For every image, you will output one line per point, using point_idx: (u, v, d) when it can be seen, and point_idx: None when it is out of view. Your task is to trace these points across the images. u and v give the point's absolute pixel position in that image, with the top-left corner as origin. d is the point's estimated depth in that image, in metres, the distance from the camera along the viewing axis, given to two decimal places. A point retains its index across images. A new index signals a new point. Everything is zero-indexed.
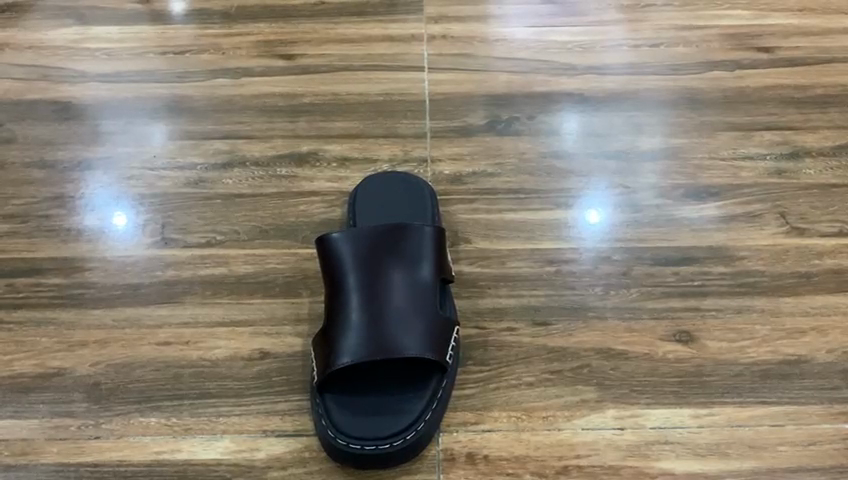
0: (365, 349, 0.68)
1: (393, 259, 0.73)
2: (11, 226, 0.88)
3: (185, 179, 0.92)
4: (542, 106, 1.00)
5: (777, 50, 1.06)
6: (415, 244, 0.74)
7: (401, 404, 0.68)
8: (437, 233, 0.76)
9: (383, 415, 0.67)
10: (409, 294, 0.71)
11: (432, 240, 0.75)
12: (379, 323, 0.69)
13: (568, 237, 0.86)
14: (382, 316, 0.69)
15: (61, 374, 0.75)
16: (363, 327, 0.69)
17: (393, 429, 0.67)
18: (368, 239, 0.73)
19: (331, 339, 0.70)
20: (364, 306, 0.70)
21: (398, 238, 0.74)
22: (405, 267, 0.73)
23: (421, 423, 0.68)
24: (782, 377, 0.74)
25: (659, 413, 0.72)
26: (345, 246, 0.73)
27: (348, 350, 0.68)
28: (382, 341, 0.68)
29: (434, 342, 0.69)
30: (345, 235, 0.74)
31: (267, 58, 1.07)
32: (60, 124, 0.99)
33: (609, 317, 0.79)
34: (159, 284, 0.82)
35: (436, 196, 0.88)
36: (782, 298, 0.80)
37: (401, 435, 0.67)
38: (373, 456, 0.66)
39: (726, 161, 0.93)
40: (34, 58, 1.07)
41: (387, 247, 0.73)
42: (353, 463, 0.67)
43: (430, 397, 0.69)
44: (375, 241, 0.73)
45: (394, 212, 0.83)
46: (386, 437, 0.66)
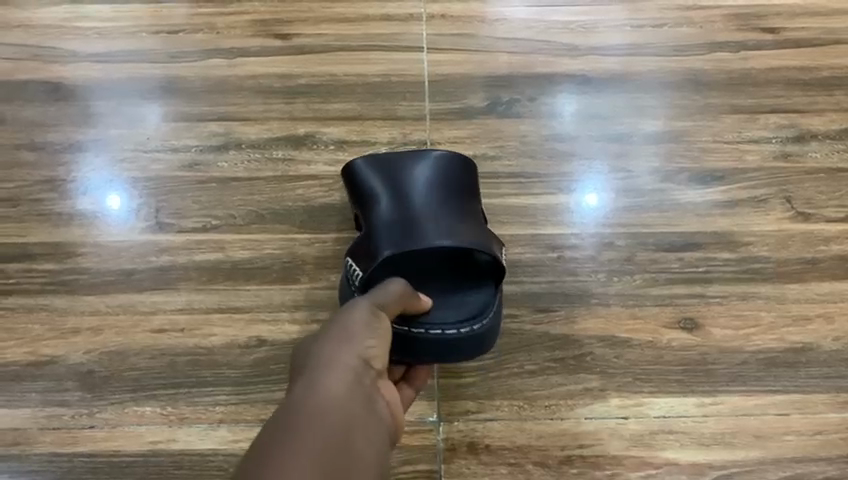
0: (402, 239, 0.68)
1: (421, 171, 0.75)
2: (2, 210, 0.86)
3: (180, 162, 0.90)
4: (543, 88, 0.98)
5: (783, 31, 1.04)
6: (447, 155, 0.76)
7: (464, 300, 0.68)
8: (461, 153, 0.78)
9: (448, 310, 0.67)
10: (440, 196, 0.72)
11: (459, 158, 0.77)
12: (418, 220, 0.70)
13: (570, 222, 0.84)
14: (420, 215, 0.70)
15: (54, 362, 0.74)
16: (401, 225, 0.70)
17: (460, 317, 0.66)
18: (392, 158, 0.76)
19: (365, 242, 0.70)
20: (395, 209, 0.71)
21: (421, 154, 0.76)
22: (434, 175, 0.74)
23: (487, 316, 0.67)
24: (787, 365, 0.73)
25: (663, 402, 0.71)
26: (370, 166, 0.76)
27: (387, 244, 0.68)
28: (424, 232, 0.69)
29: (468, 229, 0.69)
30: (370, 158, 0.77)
31: (263, 37, 1.05)
32: (51, 105, 0.97)
33: (612, 304, 0.77)
34: (154, 270, 0.80)
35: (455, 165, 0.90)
36: (789, 284, 0.79)
37: (466, 322, 0.66)
38: (444, 340, 0.65)
39: (731, 144, 0.91)
40: (23, 37, 1.05)
41: (414, 157, 0.75)
42: (418, 352, 0.65)
43: (492, 296, 0.69)
44: (399, 157, 0.76)
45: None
46: (452, 324, 0.66)
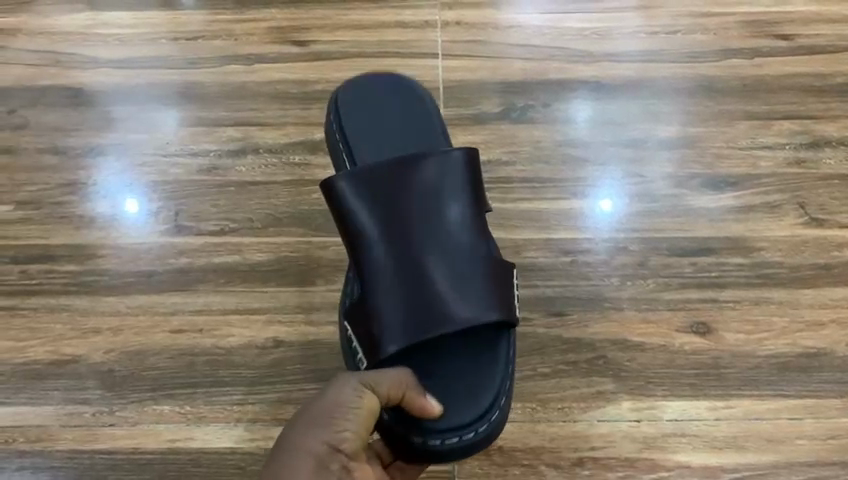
0: (409, 326, 0.63)
1: (415, 209, 0.67)
2: (25, 213, 0.87)
3: (198, 167, 0.92)
4: (557, 94, 0.99)
5: (797, 38, 1.05)
6: (438, 185, 0.69)
7: (477, 380, 0.64)
8: (446, 154, 0.69)
9: (461, 399, 0.63)
10: (443, 245, 0.66)
11: (446, 164, 0.69)
12: (423, 293, 0.64)
13: (583, 228, 0.84)
14: (424, 286, 0.64)
15: (75, 361, 0.75)
16: (404, 303, 0.64)
17: (473, 411, 0.62)
18: (380, 189, 0.68)
19: (370, 319, 0.65)
20: (398, 271, 0.65)
21: (411, 177, 0.68)
22: (431, 214, 0.68)
23: (501, 401, 0.63)
24: (800, 370, 0.74)
25: (675, 405, 0.72)
26: (356, 199, 0.68)
27: (397, 331, 0.63)
28: (432, 312, 0.63)
29: (485, 298, 0.65)
30: (354, 184, 0.68)
31: (280, 43, 1.06)
32: (72, 110, 0.99)
33: (625, 308, 0.78)
34: (172, 272, 0.81)
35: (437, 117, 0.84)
36: (802, 290, 0.79)
37: (481, 420, 0.62)
38: (464, 448, 0.61)
39: (745, 150, 0.92)
40: (44, 43, 1.08)
41: (405, 196, 0.68)
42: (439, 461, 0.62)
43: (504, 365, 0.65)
44: (387, 194, 0.68)
45: (400, 137, 0.79)
46: (469, 423, 0.62)
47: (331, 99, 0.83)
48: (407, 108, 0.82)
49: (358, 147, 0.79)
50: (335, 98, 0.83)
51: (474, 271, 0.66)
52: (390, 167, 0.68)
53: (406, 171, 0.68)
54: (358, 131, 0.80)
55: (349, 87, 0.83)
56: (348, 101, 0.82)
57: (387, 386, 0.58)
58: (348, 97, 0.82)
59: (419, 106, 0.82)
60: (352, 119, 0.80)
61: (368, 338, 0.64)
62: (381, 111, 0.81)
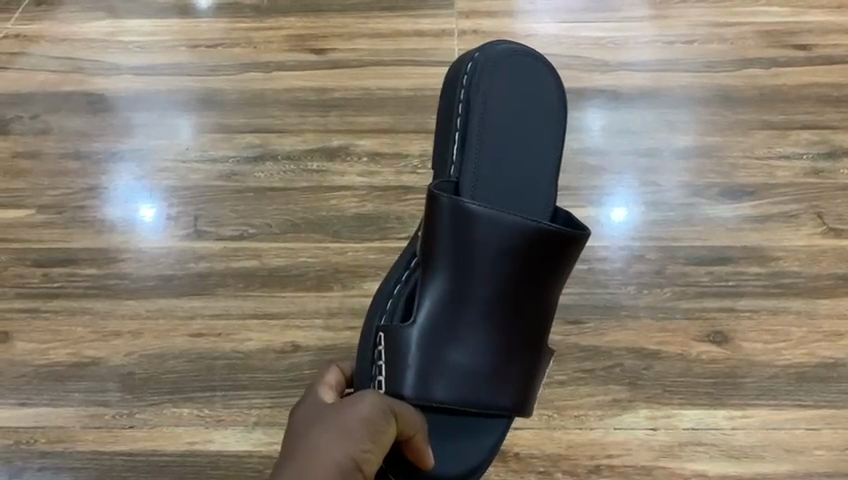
0: (428, 377, 0.60)
1: (494, 272, 0.63)
2: (47, 216, 0.88)
3: (218, 173, 0.93)
4: (573, 102, 1.00)
5: (815, 48, 1.07)
6: (527, 249, 0.63)
7: (478, 433, 0.63)
8: (562, 238, 0.63)
9: (459, 441, 0.62)
10: (498, 319, 0.63)
11: (553, 244, 0.63)
12: (453, 350, 0.61)
13: (600, 235, 0.84)
14: (456, 346, 0.62)
15: (96, 363, 0.76)
16: (435, 354, 0.61)
17: (455, 474, 0.61)
18: (472, 234, 0.62)
19: (404, 351, 0.60)
20: (444, 322, 0.62)
21: (510, 242, 0.62)
22: (507, 286, 0.63)
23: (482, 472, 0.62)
24: (818, 380, 0.73)
25: (692, 414, 0.72)
26: (451, 224, 0.62)
27: (418, 383, 0.60)
28: (452, 376, 0.61)
29: (510, 395, 0.63)
30: (455, 214, 0.62)
31: (299, 52, 1.08)
32: (95, 117, 1.01)
33: (641, 316, 0.78)
34: (192, 276, 0.82)
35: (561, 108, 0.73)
36: (820, 299, 0.79)
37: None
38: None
39: (762, 160, 0.92)
40: (68, 50, 1.12)
41: (486, 246, 0.62)
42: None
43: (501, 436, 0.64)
44: (475, 231, 0.62)
45: (512, 132, 0.70)
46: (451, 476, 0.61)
47: (480, 54, 0.71)
48: (533, 103, 0.71)
49: (466, 121, 0.69)
50: (481, 57, 0.71)
51: (511, 363, 0.63)
52: (497, 221, 0.62)
53: (511, 235, 0.62)
54: (474, 103, 0.69)
55: (498, 54, 0.71)
56: (490, 67, 0.71)
57: (405, 418, 0.52)
58: (498, 61, 0.71)
59: (546, 106, 0.71)
60: (477, 89, 0.70)
61: (392, 369, 0.60)
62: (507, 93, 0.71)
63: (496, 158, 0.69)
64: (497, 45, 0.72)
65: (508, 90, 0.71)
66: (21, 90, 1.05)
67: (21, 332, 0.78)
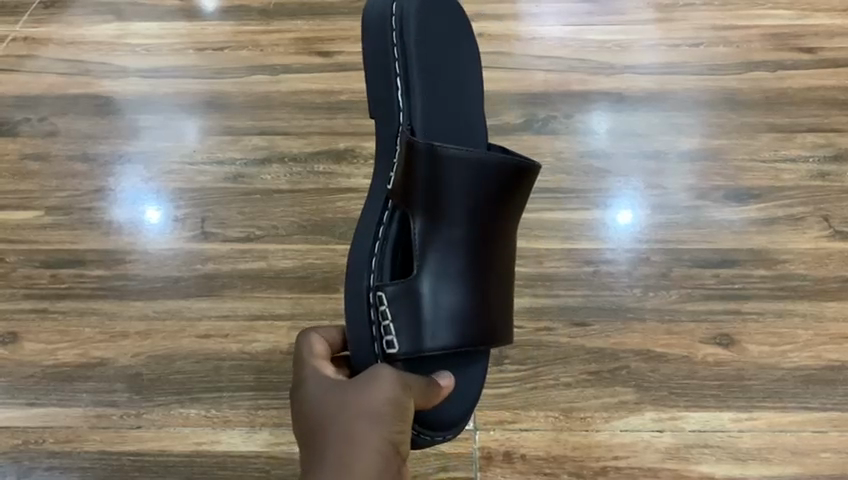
0: (420, 329, 0.59)
1: (472, 220, 0.61)
2: (55, 218, 0.89)
3: (225, 175, 0.93)
4: (579, 105, 1.00)
5: (821, 51, 1.08)
6: (505, 186, 0.61)
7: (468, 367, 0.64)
8: (530, 175, 0.62)
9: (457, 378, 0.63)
10: (482, 258, 0.62)
11: (521, 182, 0.62)
12: (439, 297, 0.60)
13: (606, 238, 0.84)
14: (442, 294, 0.60)
15: (103, 364, 0.77)
16: (420, 305, 0.59)
17: (464, 412, 0.62)
18: (455, 185, 0.60)
19: (405, 307, 0.59)
20: (434, 270, 0.60)
21: (490, 187, 0.61)
22: (485, 223, 0.62)
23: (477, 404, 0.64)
24: (825, 383, 0.73)
25: (697, 416, 0.72)
26: (428, 171, 0.59)
27: (418, 333, 0.59)
28: (445, 323, 0.60)
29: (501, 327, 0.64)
30: (434, 168, 0.59)
31: (305, 55, 1.08)
32: (103, 119, 1.02)
33: (647, 318, 0.78)
34: (199, 278, 0.83)
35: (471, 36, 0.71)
36: (826, 302, 0.79)
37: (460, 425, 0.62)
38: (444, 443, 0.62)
39: (768, 163, 0.92)
40: (76, 53, 1.13)
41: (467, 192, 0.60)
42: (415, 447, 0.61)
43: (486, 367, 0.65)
44: (455, 177, 0.59)
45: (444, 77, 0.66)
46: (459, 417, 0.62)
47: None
48: (454, 42, 0.68)
49: (405, 74, 0.63)
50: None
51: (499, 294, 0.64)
52: (477, 170, 0.60)
53: (490, 181, 0.61)
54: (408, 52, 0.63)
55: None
56: (417, 5, 0.64)
57: (438, 393, 0.54)
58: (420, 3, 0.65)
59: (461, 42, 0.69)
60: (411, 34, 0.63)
61: (397, 326, 0.58)
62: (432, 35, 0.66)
63: (437, 110, 0.65)
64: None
65: (433, 36, 0.66)
66: (29, 93, 1.06)
67: (29, 333, 0.79)
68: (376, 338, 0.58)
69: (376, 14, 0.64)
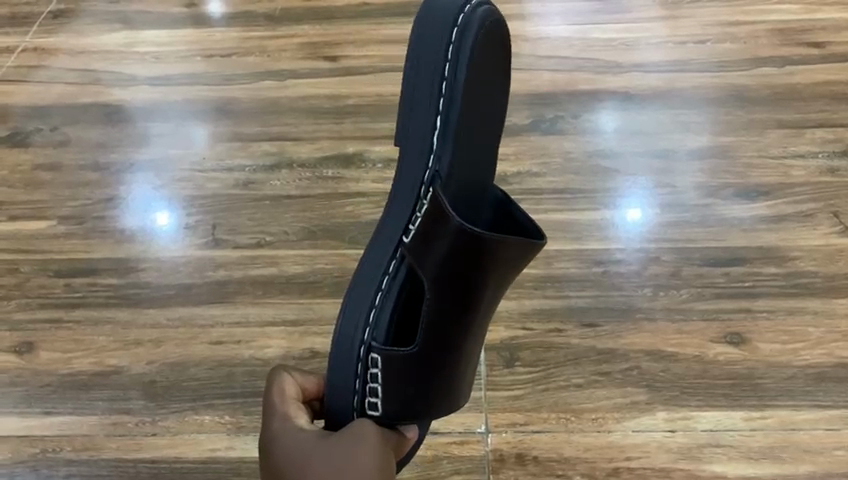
0: (401, 398, 0.54)
1: (478, 295, 0.54)
2: (68, 227, 0.90)
3: (234, 181, 0.94)
4: (587, 104, 1.00)
5: (828, 46, 1.09)
6: (516, 266, 0.55)
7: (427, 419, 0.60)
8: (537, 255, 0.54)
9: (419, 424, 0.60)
10: (476, 330, 0.56)
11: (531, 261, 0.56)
12: (427, 371, 0.54)
13: (615, 238, 0.85)
14: (432, 368, 0.54)
15: (118, 372, 0.77)
16: (410, 374, 0.53)
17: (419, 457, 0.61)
18: (479, 267, 0.52)
19: (399, 377, 0.53)
20: (432, 344, 0.54)
21: (506, 265, 0.53)
22: (488, 297, 0.55)
23: None
24: (837, 380, 0.73)
25: (709, 416, 0.72)
26: (447, 245, 0.51)
27: (402, 404, 0.54)
28: (425, 395, 0.54)
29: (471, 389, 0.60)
30: (462, 247, 0.51)
31: (313, 59, 1.11)
32: (114, 128, 1.03)
33: (658, 318, 0.78)
34: (211, 285, 0.83)
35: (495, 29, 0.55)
36: (838, 299, 0.78)
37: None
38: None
39: (777, 159, 0.92)
40: (86, 62, 1.15)
41: (484, 271, 0.53)
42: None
43: None
44: (473, 256, 0.51)
45: (482, 115, 0.55)
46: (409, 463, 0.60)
47: (465, 13, 0.52)
48: (488, 56, 0.54)
49: (448, 112, 0.52)
50: (466, 17, 0.52)
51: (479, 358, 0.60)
52: (501, 252, 0.51)
53: (508, 261, 0.53)
54: (458, 88, 0.52)
55: (482, 21, 0.53)
56: (475, 41, 0.52)
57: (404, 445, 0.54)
58: (484, 29, 0.53)
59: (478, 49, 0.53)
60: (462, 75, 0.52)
61: (384, 392, 0.53)
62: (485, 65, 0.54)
63: (469, 156, 0.55)
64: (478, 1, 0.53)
65: (483, 67, 0.54)
66: (41, 103, 1.07)
67: (45, 342, 0.79)
68: (357, 394, 0.53)
69: (437, 29, 0.51)
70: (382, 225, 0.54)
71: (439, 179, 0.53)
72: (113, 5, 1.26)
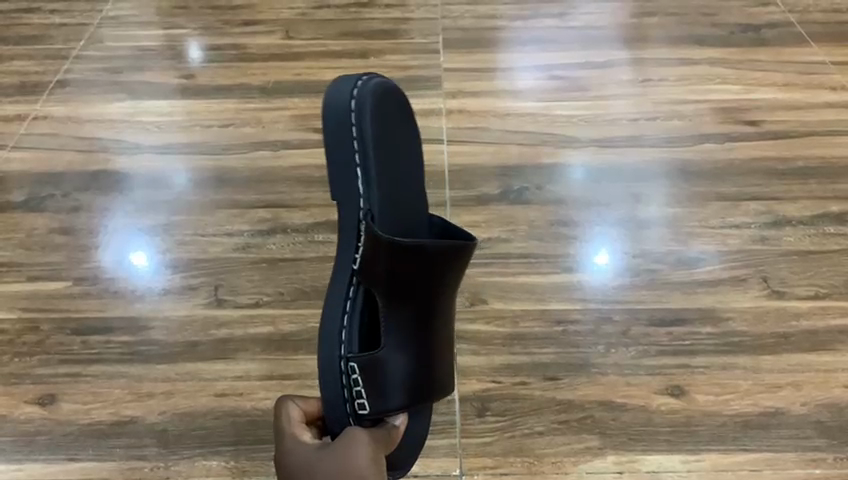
0: (386, 394, 0.66)
1: (424, 295, 0.68)
2: (83, 288, 0.99)
3: (234, 245, 1.04)
4: (549, 176, 1.13)
5: (763, 124, 1.22)
6: (450, 264, 0.68)
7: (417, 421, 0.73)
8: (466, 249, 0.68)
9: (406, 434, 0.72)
10: (434, 322, 0.70)
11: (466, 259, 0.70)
12: (399, 366, 0.67)
13: (574, 299, 0.96)
14: (402, 361, 0.67)
15: (133, 421, 0.86)
16: (387, 371, 0.66)
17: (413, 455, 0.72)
18: (414, 268, 0.66)
19: (376, 375, 0.65)
20: (400, 339, 0.67)
21: (439, 263, 0.67)
22: (434, 296, 0.69)
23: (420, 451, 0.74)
24: (761, 427, 0.84)
25: (653, 459, 0.82)
26: (386, 256, 0.64)
27: (387, 396, 0.66)
28: (404, 386, 0.67)
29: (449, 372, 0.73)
30: (400, 259, 0.64)
31: (304, 131, 1.23)
32: (121, 194, 1.13)
33: (610, 372, 0.89)
34: (215, 342, 0.93)
35: (393, 95, 0.69)
36: (763, 356, 0.90)
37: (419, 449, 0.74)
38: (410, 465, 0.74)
39: (715, 229, 1.05)
40: (93, 130, 1.25)
41: (420, 271, 0.66)
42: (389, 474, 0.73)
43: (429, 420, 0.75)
44: (410, 260, 0.65)
45: (398, 160, 0.69)
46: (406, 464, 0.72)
47: (357, 87, 0.66)
48: (391, 113, 0.69)
49: (366, 163, 0.65)
50: (357, 91, 0.66)
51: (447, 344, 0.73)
52: (427, 250, 0.65)
53: (439, 259, 0.67)
54: (370, 140, 0.66)
55: (376, 89, 0.67)
56: (374, 104, 0.66)
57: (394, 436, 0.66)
58: (377, 91, 0.67)
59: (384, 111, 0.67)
60: (368, 131, 0.65)
61: (368, 392, 0.65)
62: (389, 120, 0.69)
63: (396, 193, 0.68)
64: (366, 77, 0.68)
65: (390, 122, 0.68)
66: (53, 169, 1.17)
67: (66, 394, 0.88)
68: (347, 400, 0.65)
69: (339, 104, 0.66)
70: (337, 270, 0.68)
71: (372, 215, 0.66)
72: (117, 76, 1.37)
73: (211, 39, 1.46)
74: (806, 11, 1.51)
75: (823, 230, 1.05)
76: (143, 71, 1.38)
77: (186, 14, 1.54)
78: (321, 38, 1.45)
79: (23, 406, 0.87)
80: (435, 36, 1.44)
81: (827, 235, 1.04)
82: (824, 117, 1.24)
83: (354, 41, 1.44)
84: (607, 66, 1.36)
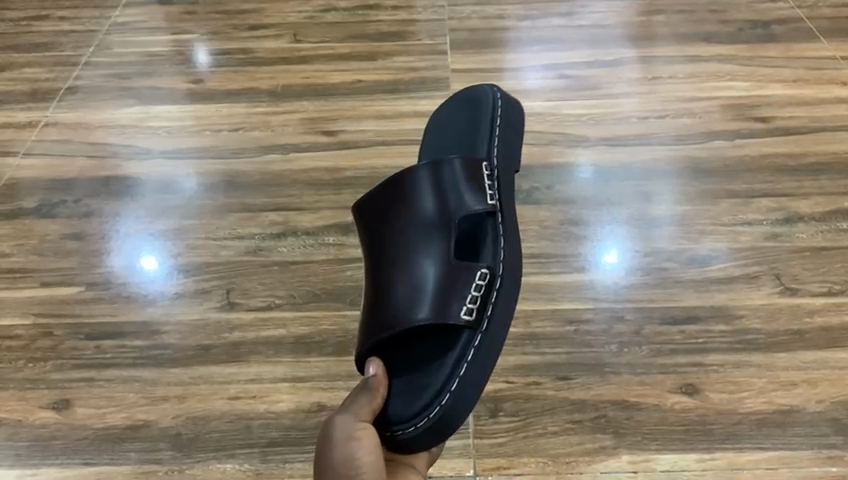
0: (367, 326, 0.73)
1: (392, 230, 0.77)
2: (96, 293, 1.00)
3: (246, 249, 1.05)
4: (559, 176, 1.13)
5: (774, 120, 1.22)
6: (406, 192, 0.78)
7: (435, 364, 0.71)
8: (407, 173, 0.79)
9: (417, 388, 0.70)
10: (416, 249, 0.75)
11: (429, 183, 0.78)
12: (378, 297, 0.74)
13: (585, 299, 0.96)
14: (380, 291, 0.74)
15: (147, 425, 0.86)
16: (369, 307, 0.74)
17: (425, 402, 0.68)
18: (373, 213, 0.79)
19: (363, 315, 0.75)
20: (380, 276, 0.75)
21: (393, 197, 0.79)
22: (404, 226, 0.77)
23: (445, 397, 0.69)
24: (776, 425, 0.84)
25: (668, 458, 0.82)
26: (357, 215, 0.82)
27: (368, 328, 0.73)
28: (382, 312, 0.72)
29: (447, 295, 0.71)
30: (364, 206, 0.81)
31: (312, 134, 1.23)
32: (132, 199, 1.13)
33: (623, 372, 0.89)
34: (227, 345, 0.93)
35: (468, 98, 0.97)
36: (777, 353, 0.90)
37: (429, 408, 0.68)
38: (425, 431, 0.67)
39: (727, 226, 1.04)
40: (103, 136, 1.26)
41: (379, 210, 0.79)
42: (412, 450, 0.67)
43: (458, 360, 0.70)
44: (367, 206, 0.80)
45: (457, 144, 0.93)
46: (417, 415, 0.68)
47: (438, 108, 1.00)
48: (458, 115, 0.96)
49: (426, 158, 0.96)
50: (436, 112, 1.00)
51: (455, 280, 0.72)
52: (375, 192, 0.80)
53: (390, 193, 0.79)
54: (431, 139, 0.97)
55: (446, 106, 0.99)
56: (442, 113, 0.98)
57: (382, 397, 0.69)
58: (446, 107, 0.99)
59: (449, 114, 0.97)
60: (433, 133, 0.98)
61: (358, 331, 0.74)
62: (455, 118, 0.96)
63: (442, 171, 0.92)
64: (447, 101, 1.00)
65: (454, 121, 0.96)
66: (64, 176, 1.18)
67: (80, 399, 0.89)
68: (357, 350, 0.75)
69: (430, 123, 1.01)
70: None
71: None
72: (127, 81, 1.38)
73: (219, 44, 1.46)
74: (815, 6, 1.50)
75: (836, 226, 1.04)
76: (152, 76, 1.39)
77: (193, 18, 1.55)
78: (329, 40, 1.45)
79: (38, 411, 0.88)
80: (443, 37, 1.44)
81: (840, 231, 1.03)
82: (836, 112, 1.23)
83: (362, 44, 1.44)
84: (615, 65, 1.36)
